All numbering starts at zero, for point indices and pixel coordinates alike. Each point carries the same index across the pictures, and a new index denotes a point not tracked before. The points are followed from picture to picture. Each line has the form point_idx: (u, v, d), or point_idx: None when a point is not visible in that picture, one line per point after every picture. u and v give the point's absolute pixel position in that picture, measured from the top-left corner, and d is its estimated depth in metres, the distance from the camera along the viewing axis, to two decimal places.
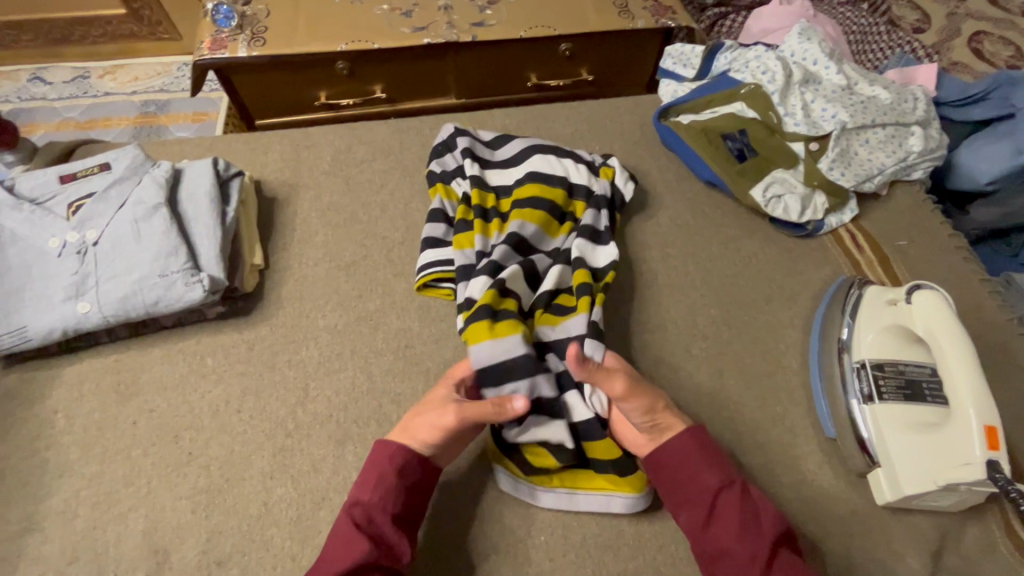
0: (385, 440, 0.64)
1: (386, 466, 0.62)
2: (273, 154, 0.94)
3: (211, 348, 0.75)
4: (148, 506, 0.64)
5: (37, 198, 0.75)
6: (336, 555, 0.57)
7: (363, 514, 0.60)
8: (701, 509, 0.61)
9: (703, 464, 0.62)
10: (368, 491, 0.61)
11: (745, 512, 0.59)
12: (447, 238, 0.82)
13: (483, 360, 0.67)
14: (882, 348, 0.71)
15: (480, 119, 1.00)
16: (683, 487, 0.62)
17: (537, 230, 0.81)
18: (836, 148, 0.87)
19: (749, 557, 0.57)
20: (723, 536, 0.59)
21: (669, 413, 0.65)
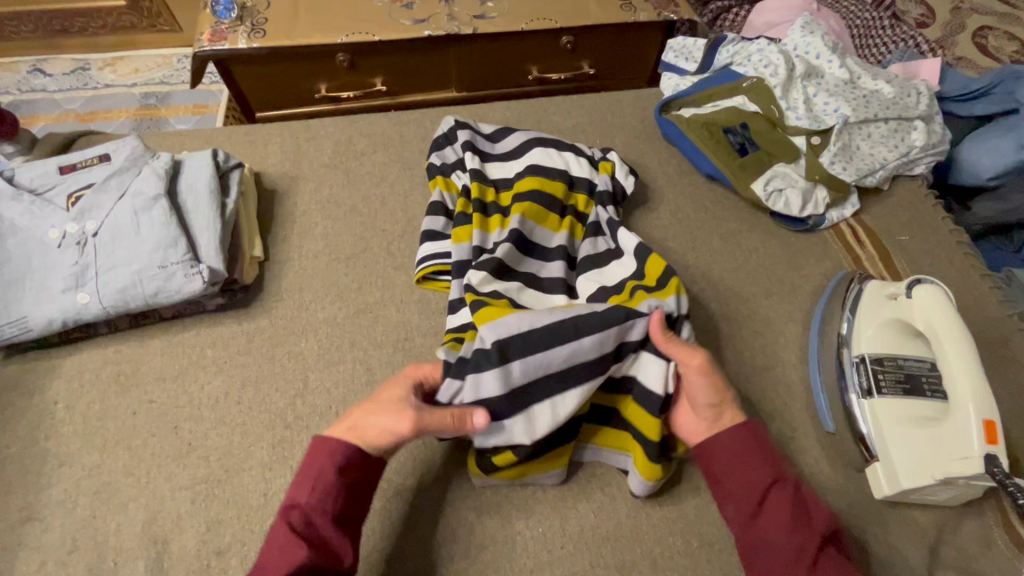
0: (321, 438, 0.60)
1: (325, 465, 0.58)
2: (273, 146, 0.94)
3: (211, 339, 0.75)
4: (148, 496, 0.65)
5: (36, 189, 0.75)
6: (273, 562, 0.54)
7: (302, 517, 0.56)
8: (751, 503, 0.60)
9: (757, 460, 0.61)
10: (306, 492, 0.57)
11: (796, 510, 0.58)
12: (445, 233, 0.82)
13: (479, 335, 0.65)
14: (882, 343, 0.71)
15: (481, 112, 1.00)
16: (732, 481, 0.61)
17: (537, 230, 0.81)
18: (837, 143, 0.86)
19: (795, 553, 0.56)
20: (770, 531, 0.58)
21: (728, 406, 0.64)
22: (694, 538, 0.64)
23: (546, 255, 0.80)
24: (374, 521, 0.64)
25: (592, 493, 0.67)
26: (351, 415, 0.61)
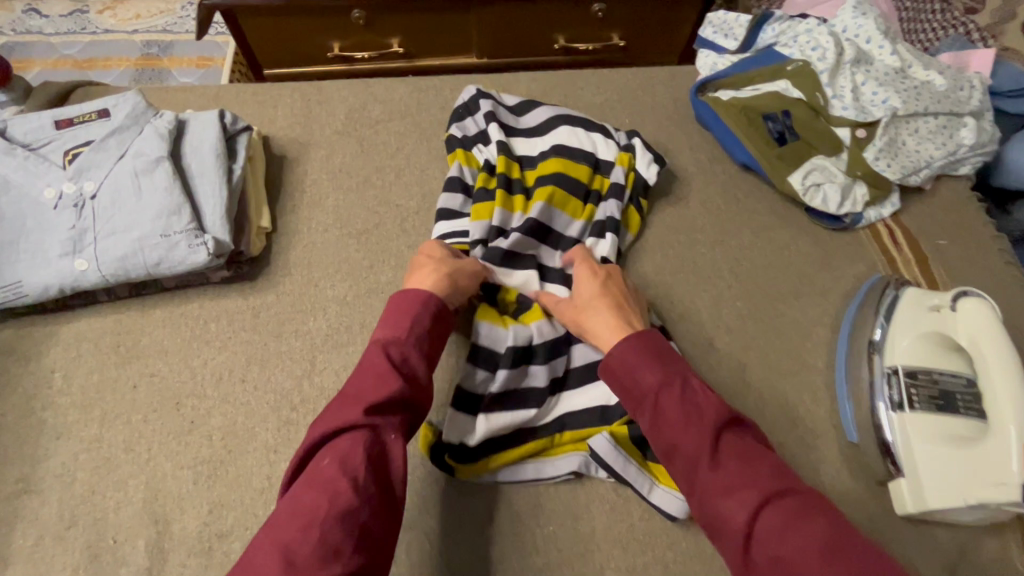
0: (412, 291, 0.64)
1: (419, 312, 0.62)
2: (282, 108, 0.88)
3: (215, 313, 0.72)
4: (148, 473, 0.63)
5: (31, 143, 0.70)
6: (372, 389, 0.55)
7: (397, 352, 0.59)
8: (647, 412, 0.56)
9: (643, 365, 0.58)
10: (401, 330, 0.60)
11: (687, 404, 0.54)
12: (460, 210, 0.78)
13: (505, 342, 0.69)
14: (917, 354, 0.68)
15: (504, 82, 0.94)
16: (629, 393, 0.58)
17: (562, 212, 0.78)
18: (884, 137, 0.81)
19: (694, 450, 0.52)
20: (670, 433, 0.54)
21: (612, 326, 0.63)
22: (707, 545, 0.62)
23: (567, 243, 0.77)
24: None
25: (605, 494, 0.65)
26: (427, 273, 0.67)
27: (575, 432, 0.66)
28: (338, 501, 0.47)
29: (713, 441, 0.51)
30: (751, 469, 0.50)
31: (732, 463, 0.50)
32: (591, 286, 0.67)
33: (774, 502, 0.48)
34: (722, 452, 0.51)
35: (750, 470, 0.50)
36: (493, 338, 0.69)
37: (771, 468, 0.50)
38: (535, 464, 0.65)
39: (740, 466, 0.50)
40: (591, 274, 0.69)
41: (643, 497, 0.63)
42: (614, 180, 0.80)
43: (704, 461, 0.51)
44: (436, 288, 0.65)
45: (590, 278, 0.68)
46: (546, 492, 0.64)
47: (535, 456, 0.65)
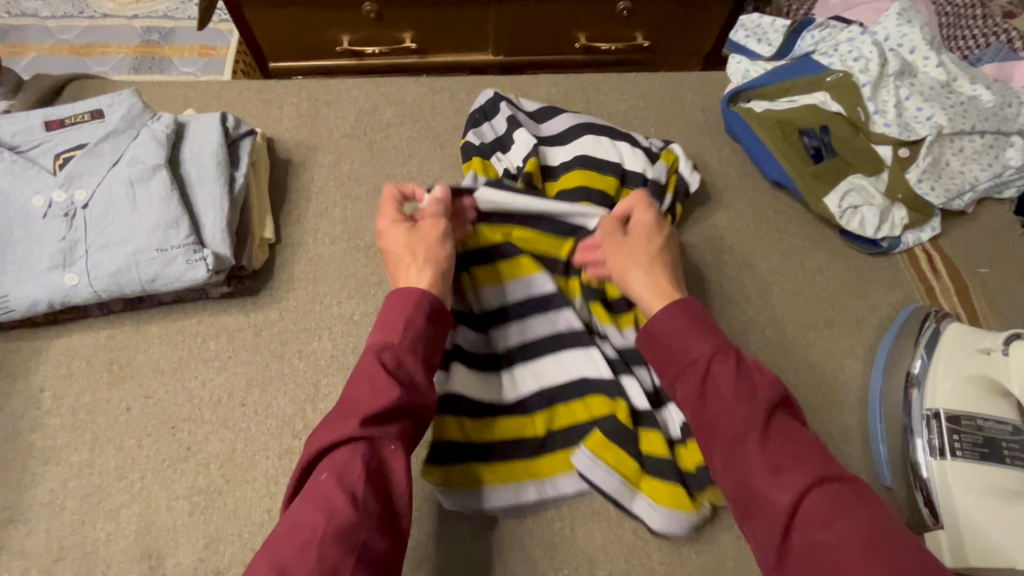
0: (402, 289, 0.58)
1: (411, 310, 0.57)
2: (288, 108, 0.83)
3: (214, 330, 0.68)
4: (141, 504, 0.59)
5: (19, 145, 0.65)
6: (367, 398, 0.50)
7: (392, 356, 0.53)
8: (692, 381, 0.53)
9: (694, 333, 0.55)
10: (396, 334, 0.55)
11: (740, 377, 0.51)
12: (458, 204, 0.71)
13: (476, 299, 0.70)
14: (959, 397, 0.64)
15: (524, 85, 0.89)
16: (676, 359, 0.55)
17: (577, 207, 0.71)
18: (927, 157, 0.77)
19: (742, 423, 0.49)
20: (717, 404, 0.51)
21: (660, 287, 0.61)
22: None
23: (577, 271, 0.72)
24: None
25: (623, 535, 0.61)
26: (406, 266, 0.62)
27: (549, 421, 0.64)
28: (335, 521, 0.43)
29: (763, 415, 0.48)
30: (798, 448, 0.47)
31: (780, 440, 0.48)
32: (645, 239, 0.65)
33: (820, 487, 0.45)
34: (770, 431, 0.48)
35: (797, 452, 0.47)
36: None
37: (819, 453, 0.47)
38: (527, 487, 0.61)
39: (786, 447, 0.47)
40: (651, 227, 0.66)
41: (626, 509, 0.60)
42: (651, 180, 0.75)
43: (752, 435, 0.48)
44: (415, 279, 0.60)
45: (646, 232, 0.66)
46: (561, 531, 0.61)
47: (526, 476, 0.62)
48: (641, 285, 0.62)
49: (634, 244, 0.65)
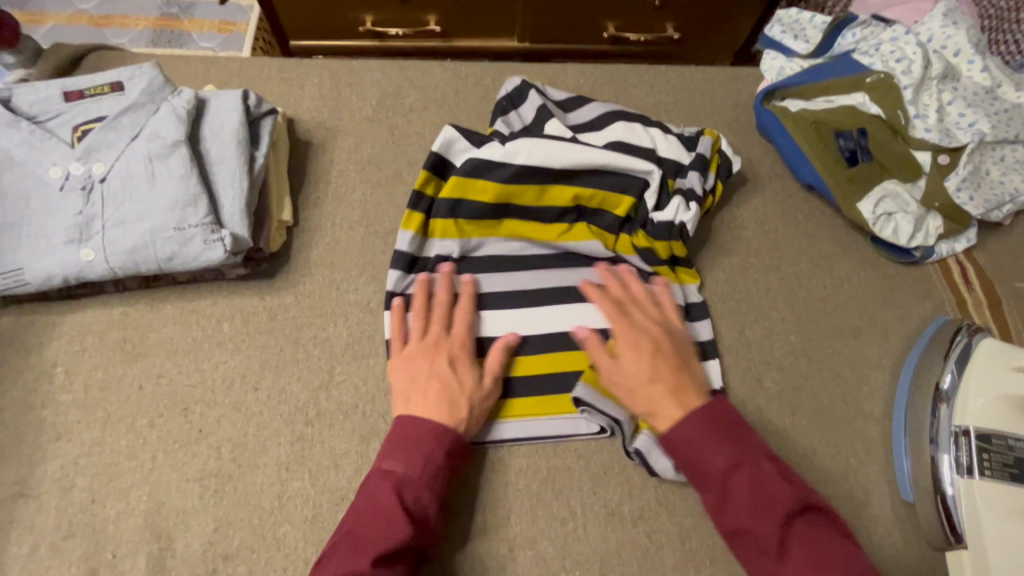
0: (428, 423, 0.57)
1: (433, 447, 0.56)
2: (310, 88, 0.81)
3: (229, 312, 0.67)
4: (152, 484, 0.59)
5: (36, 115, 0.64)
6: (377, 535, 0.51)
7: (410, 493, 0.54)
8: (712, 492, 0.54)
9: (710, 445, 0.54)
10: (416, 465, 0.55)
11: (760, 493, 0.51)
12: (502, 147, 0.69)
13: (454, 250, 0.70)
14: (991, 415, 0.62)
15: (551, 74, 0.86)
16: (694, 468, 0.54)
17: (624, 160, 0.70)
18: (968, 165, 0.74)
19: (766, 540, 0.50)
20: (738, 517, 0.52)
21: (665, 396, 0.58)
22: None
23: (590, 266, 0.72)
24: None
25: (637, 539, 0.60)
26: (441, 392, 0.59)
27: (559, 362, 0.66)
28: None
29: (782, 534, 0.50)
30: (818, 557, 0.49)
31: (801, 554, 0.50)
32: (631, 342, 0.62)
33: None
34: (791, 546, 0.50)
35: (822, 562, 0.49)
36: (419, 245, 0.69)
37: (845, 558, 0.49)
38: (530, 421, 0.63)
39: (811, 562, 0.49)
40: (642, 353, 0.61)
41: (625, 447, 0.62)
42: (696, 153, 0.74)
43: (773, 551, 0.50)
44: (449, 417, 0.58)
45: (637, 352, 0.61)
46: (574, 532, 0.60)
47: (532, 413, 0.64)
48: (646, 409, 0.58)
49: (637, 373, 0.60)
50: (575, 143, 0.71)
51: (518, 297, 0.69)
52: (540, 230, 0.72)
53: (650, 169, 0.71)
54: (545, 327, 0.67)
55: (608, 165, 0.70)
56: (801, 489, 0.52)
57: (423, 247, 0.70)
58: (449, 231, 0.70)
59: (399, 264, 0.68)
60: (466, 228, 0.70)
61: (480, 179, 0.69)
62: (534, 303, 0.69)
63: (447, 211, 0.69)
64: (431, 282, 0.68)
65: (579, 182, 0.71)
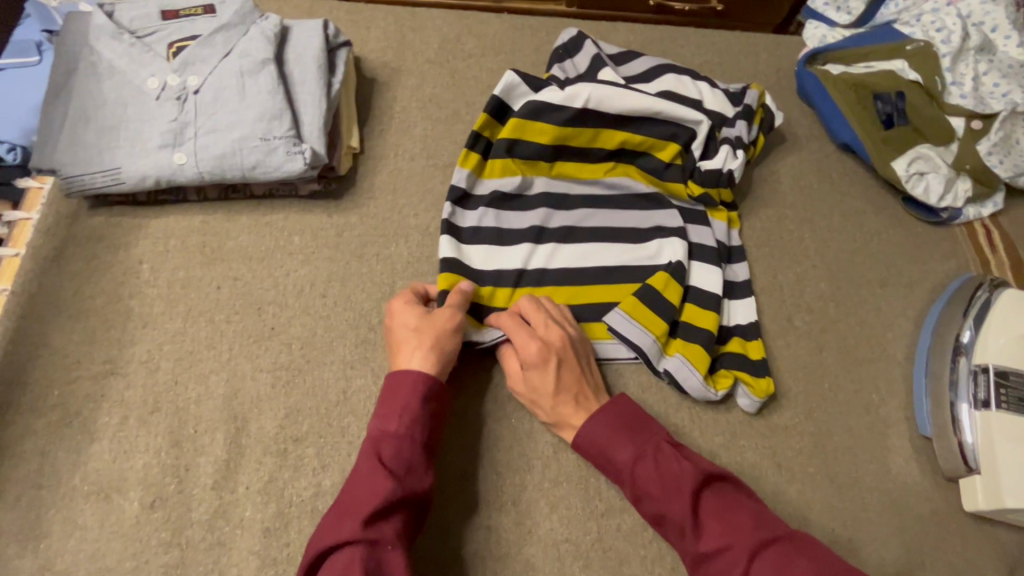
0: (400, 378, 0.57)
1: (408, 398, 0.56)
2: (376, 31, 0.86)
3: (300, 227, 0.72)
4: (228, 372, 0.64)
5: (135, 31, 0.69)
6: (361, 495, 0.50)
7: (390, 449, 0.53)
8: (627, 486, 0.57)
9: (614, 440, 0.58)
10: (393, 420, 0.55)
11: (662, 472, 0.55)
12: (561, 91, 0.72)
13: (508, 189, 0.73)
14: (1008, 356, 0.66)
15: (602, 30, 0.90)
16: (609, 468, 0.59)
17: (675, 108, 0.74)
18: (1000, 131, 0.77)
19: (679, 520, 0.53)
20: (653, 504, 0.55)
21: (567, 411, 0.60)
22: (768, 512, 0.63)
23: (635, 208, 0.75)
24: (453, 436, 0.64)
25: None
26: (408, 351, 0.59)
27: (602, 293, 0.70)
28: None
29: (688, 510, 0.53)
30: (729, 521, 0.52)
31: (714, 526, 0.52)
32: (532, 356, 0.61)
33: (758, 559, 0.49)
34: (704, 519, 0.53)
35: (732, 529, 0.51)
36: (474, 183, 0.73)
37: (753, 523, 0.51)
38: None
39: (724, 532, 0.51)
40: (542, 382, 0.61)
41: (655, 368, 0.67)
42: (742, 104, 0.78)
43: (689, 531, 0.53)
44: (415, 363, 0.58)
45: (532, 364, 0.61)
46: None
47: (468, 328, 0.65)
48: (552, 422, 0.61)
49: (545, 398, 0.61)
50: (629, 90, 0.74)
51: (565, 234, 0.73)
52: (590, 173, 0.75)
53: (701, 118, 0.75)
54: (593, 260, 0.71)
55: (661, 114, 0.74)
56: (700, 463, 0.55)
57: (476, 186, 0.73)
58: (504, 171, 0.73)
59: (453, 197, 0.72)
60: (522, 167, 0.74)
61: (540, 121, 0.72)
62: (583, 238, 0.72)
63: (506, 151, 0.72)
64: (482, 217, 0.71)
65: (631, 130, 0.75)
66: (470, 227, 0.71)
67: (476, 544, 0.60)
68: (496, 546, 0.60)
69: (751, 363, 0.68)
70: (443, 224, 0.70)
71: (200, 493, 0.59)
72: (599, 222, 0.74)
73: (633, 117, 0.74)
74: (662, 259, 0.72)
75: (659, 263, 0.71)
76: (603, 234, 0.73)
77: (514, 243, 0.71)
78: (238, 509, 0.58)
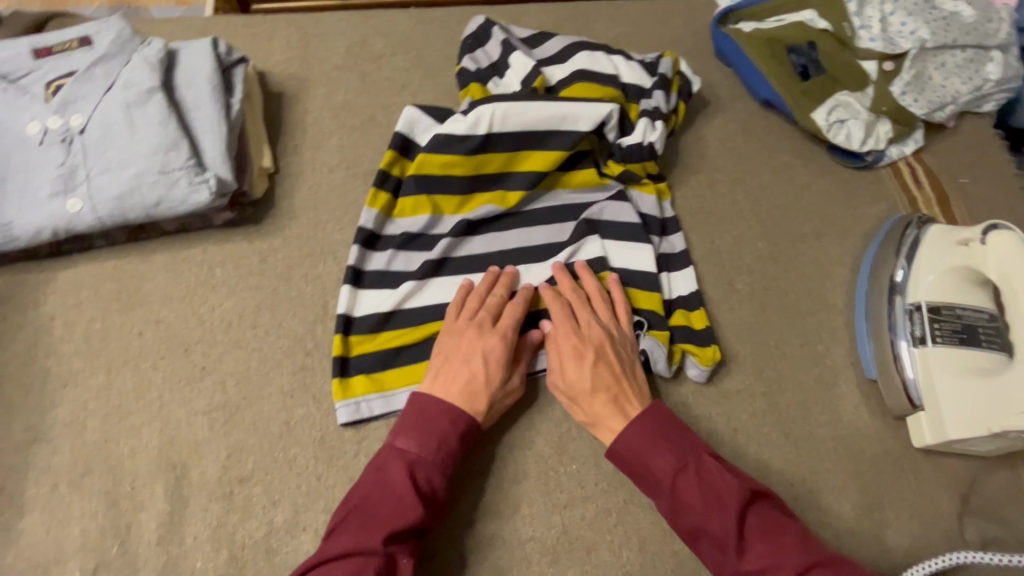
0: (451, 408, 0.58)
1: (449, 428, 0.57)
2: (278, 42, 0.82)
3: (221, 258, 0.69)
4: (161, 420, 0.61)
5: (8, 74, 0.64)
6: (388, 514, 0.52)
7: (421, 474, 0.55)
8: (664, 497, 0.56)
9: (653, 450, 0.57)
10: (427, 447, 0.56)
11: (704, 487, 0.54)
12: (463, 120, 0.69)
13: (423, 228, 0.71)
14: (940, 291, 0.67)
15: (514, 14, 0.88)
16: (646, 478, 0.57)
17: (582, 109, 0.71)
18: (911, 70, 0.79)
19: (721, 534, 0.52)
20: (691, 517, 0.54)
21: (607, 419, 0.60)
22: None
23: (556, 219, 0.73)
24: None
25: None
26: (469, 378, 0.60)
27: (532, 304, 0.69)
28: None
29: (734, 527, 0.51)
30: (774, 540, 0.51)
31: (759, 543, 0.51)
32: (573, 351, 0.62)
33: None
34: (747, 535, 0.52)
35: (779, 547, 0.50)
36: (384, 224, 0.71)
37: (799, 543, 0.51)
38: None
39: (771, 550, 0.51)
40: (582, 383, 0.60)
41: None
42: (658, 74, 0.77)
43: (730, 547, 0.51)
44: (471, 395, 0.59)
45: (574, 362, 0.61)
46: (569, 432, 0.65)
47: (374, 388, 0.63)
48: (589, 422, 0.61)
49: (584, 399, 0.60)
50: (534, 101, 0.71)
51: (485, 261, 0.71)
52: (507, 197, 0.72)
53: (611, 108, 0.71)
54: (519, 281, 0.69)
55: (568, 117, 0.71)
56: (743, 480, 0.54)
57: (387, 225, 0.71)
58: (416, 209, 0.71)
59: (360, 239, 0.69)
60: (435, 203, 0.71)
61: (445, 154, 0.70)
62: (505, 262, 0.71)
63: (415, 189, 0.70)
64: (395, 259, 0.69)
65: (542, 139, 0.71)
66: (383, 270, 0.69)
67: (442, 556, 0.59)
68: (462, 555, 0.59)
69: (696, 334, 0.68)
70: (348, 270, 0.68)
71: (146, 550, 0.56)
72: (521, 241, 0.72)
73: (543, 131, 0.71)
74: (573, 259, 0.71)
75: (567, 261, 0.70)
76: (523, 248, 0.72)
77: (434, 284, 0.69)
78: (189, 560, 0.56)
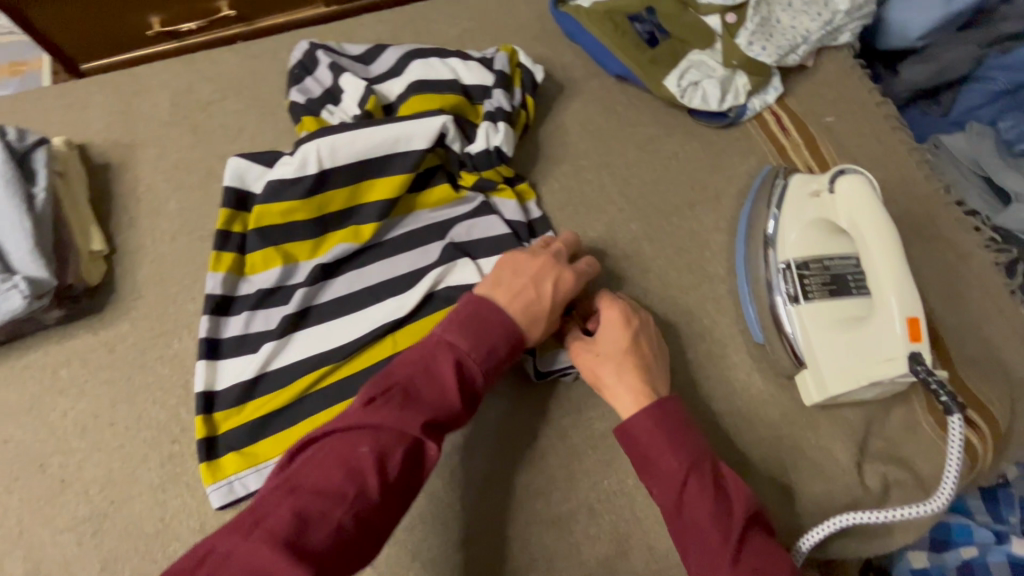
0: (508, 325, 0.55)
1: (503, 337, 0.55)
2: (96, 108, 0.77)
3: (65, 359, 0.64)
4: (25, 547, 0.57)
5: None
6: (430, 398, 0.50)
7: (467, 371, 0.53)
8: (667, 491, 0.54)
9: (667, 441, 0.55)
10: (478, 344, 0.53)
11: (715, 494, 0.52)
12: (290, 161, 0.65)
13: (276, 281, 0.66)
14: (807, 245, 0.66)
15: (348, 29, 0.83)
16: (653, 469, 0.55)
17: (417, 125, 0.67)
18: (754, 18, 0.76)
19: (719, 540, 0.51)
20: (692, 518, 0.52)
21: (630, 386, 0.58)
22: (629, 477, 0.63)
23: (419, 242, 0.70)
24: None
25: (522, 451, 0.63)
26: (532, 304, 0.57)
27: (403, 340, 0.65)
28: (362, 501, 0.44)
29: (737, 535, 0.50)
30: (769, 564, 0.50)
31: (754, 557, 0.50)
32: (619, 324, 0.61)
33: None
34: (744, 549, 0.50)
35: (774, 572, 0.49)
36: (234, 285, 0.67)
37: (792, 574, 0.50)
38: None
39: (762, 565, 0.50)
40: (619, 351, 0.59)
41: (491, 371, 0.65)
42: (496, 72, 0.74)
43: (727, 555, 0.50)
44: (529, 322, 0.57)
45: (619, 333, 0.60)
46: (462, 465, 0.62)
47: (246, 465, 0.60)
48: (609, 382, 0.59)
49: (612, 364, 0.59)
50: (363, 127, 0.67)
51: (348, 302, 0.67)
52: (362, 230, 0.68)
53: (444, 119, 0.68)
54: (387, 317, 0.65)
55: (404, 136, 0.67)
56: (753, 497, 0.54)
57: (239, 286, 0.67)
58: (266, 263, 0.67)
59: (210, 308, 0.65)
60: (285, 253, 0.67)
61: (282, 201, 0.66)
62: (371, 298, 0.67)
63: (259, 242, 0.66)
64: (252, 321, 0.65)
65: (383, 163, 0.68)
66: (240, 335, 0.65)
67: None
68: None
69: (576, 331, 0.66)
70: (201, 343, 0.64)
71: None
72: (386, 273, 0.68)
73: (381, 155, 0.68)
74: (443, 285, 0.67)
75: (433, 287, 0.66)
76: (387, 281, 0.68)
77: (298, 339, 0.65)
78: None
